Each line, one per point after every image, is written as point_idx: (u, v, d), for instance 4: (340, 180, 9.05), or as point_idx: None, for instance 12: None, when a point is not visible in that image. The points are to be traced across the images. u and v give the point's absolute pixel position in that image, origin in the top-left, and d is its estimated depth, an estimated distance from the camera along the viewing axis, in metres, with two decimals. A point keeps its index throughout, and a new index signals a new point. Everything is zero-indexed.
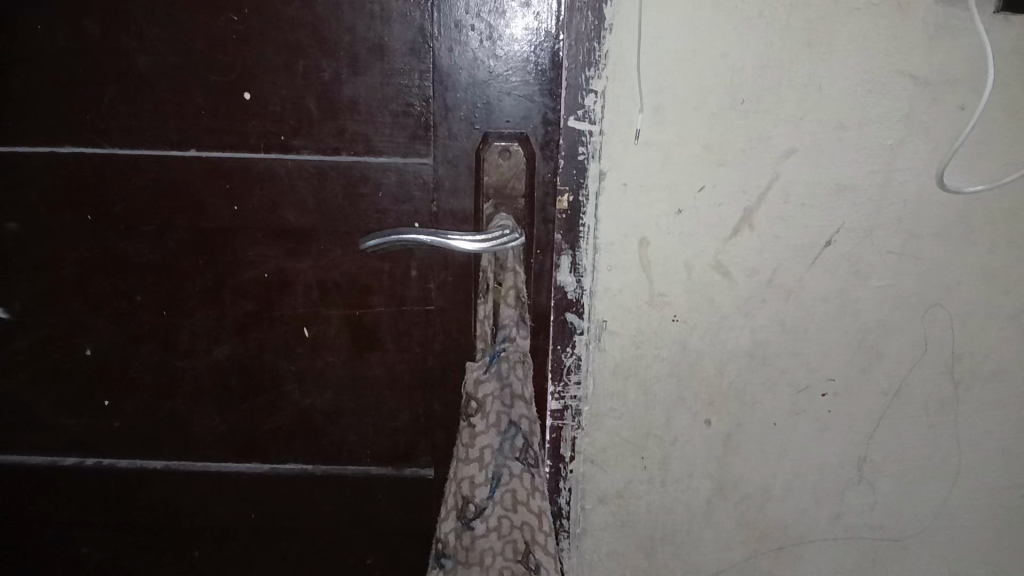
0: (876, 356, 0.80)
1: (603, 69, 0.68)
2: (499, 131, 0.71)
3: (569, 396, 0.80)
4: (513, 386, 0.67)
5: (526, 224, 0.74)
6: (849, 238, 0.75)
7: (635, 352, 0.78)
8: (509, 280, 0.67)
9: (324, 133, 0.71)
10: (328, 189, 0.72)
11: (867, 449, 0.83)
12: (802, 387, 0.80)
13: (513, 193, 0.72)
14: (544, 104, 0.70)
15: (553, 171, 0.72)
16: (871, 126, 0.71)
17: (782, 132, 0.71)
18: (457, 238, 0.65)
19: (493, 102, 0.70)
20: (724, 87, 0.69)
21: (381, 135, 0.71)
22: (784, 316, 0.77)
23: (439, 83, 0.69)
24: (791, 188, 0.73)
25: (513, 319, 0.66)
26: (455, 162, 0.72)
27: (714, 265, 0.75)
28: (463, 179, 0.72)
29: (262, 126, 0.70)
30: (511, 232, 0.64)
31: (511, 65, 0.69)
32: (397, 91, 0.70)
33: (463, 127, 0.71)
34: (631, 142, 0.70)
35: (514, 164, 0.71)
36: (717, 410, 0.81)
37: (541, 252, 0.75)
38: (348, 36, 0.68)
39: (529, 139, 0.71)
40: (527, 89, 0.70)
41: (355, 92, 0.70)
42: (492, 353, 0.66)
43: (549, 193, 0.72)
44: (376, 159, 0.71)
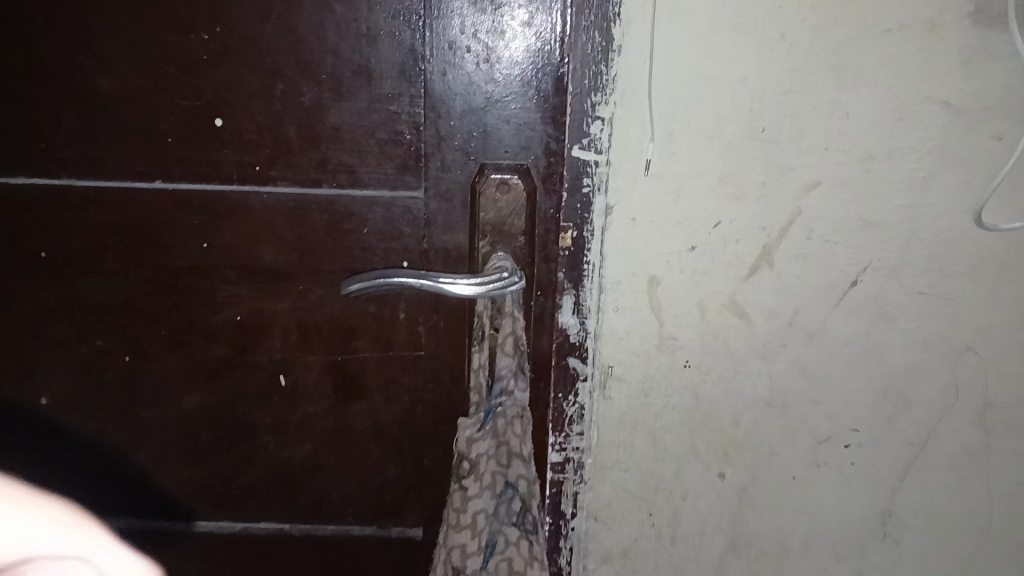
0: (903, 405, 0.73)
1: (610, 94, 0.62)
2: (496, 162, 0.65)
3: (570, 448, 0.73)
4: (510, 445, 0.60)
5: (525, 263, 0.68)
6: (875, 278, 0.69)
7: (643, 400, 0.72)
8: (506, 328, 0.60)
9: (304, 163, 0.64)
10: (309, 224, 0.66)
11: (892, 504, 0.77)
12: (823, 437, 0.74)
13: (511, 230, 0.66)
14: (545, 133, 0.64)
15: (556, 206, 0.66)
16: (901, 157, 0.65)
17: (805, 163, 0.65)
18: (451, 282, 0.59)
19: (489, 131, 0.64)
20: (742, 114, 0.63)
21: (367, 165, 0.65)
22: (805, 361, 0.71)
23: (431, 109, 0.63)
24: (813, 223, 0.67)
25: (510, 371, 0.60)
26: (448, 195, 0.66)
27: (730, 305, 0.69)
28: (457, 215, 0.66)
29: (236, 156, 0.64)
30: (509, 274, 0.58)
31: (510, 90, 0.63)
32: (386, 118, 0.64)
33: (457, 158, 0.65)
34: (641, 174, 0.65)
35: (512, 199, 0.65)
36: (731, 462, 0.74)
37: (542, 294, 0.69)
38: (331, 58, 0.62)
39: (529, 171, 0.65)
40: (527, 115, 0.64)
41: (339, 119, 0.63)
42: (486, 410, 0.60)
43: (550, 230, 0.66)
44: (361, 191, 0.65)
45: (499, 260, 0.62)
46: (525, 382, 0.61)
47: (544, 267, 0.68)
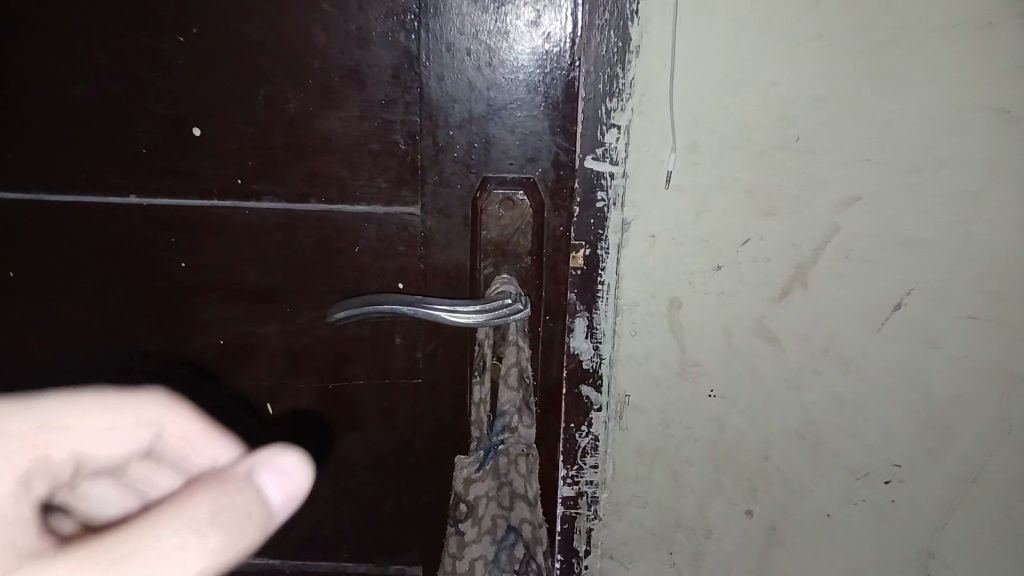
0: (947, 439, 0.66)
1: (627, 100, 0.57)
2: (500, 175, 0.59)
3: (583, 481, 0.68)
4: (514, 486, 0.55)
5: (533, 285, 0.62)
6: (921, 301, 0.62)
7: (663, 431, 0.66)
8: (510, 358, 0.55)
9: (290, 178, 0.59)
10: (297, 241, 0.60)
11: (935, 543, 0.70)
12: (860, 473, 0.68)
13: (517, 250, 0.60)
14: (555, 143, 0.58)
15: (566, 223, 0.60)
16: (952, 168, 0.58)
17: (843, 175, 0.59)
18: (451, 310, 0.54)
19: (492, 140, 0.58)
20: (774, 122, 0.57)
21: (357, 179, 0.59)
22: (841, 391, 0.65)
23: (428, 119, 0.57)
24: (852, 241, 0.61)
25: (514, 405, 0.55)
26: (448, 211, 0.60)
27: (759, 329, 0.63)
28: (459, 232, 0.61)
29: (214, 169, 0.59)
30: (513, 301, 0.53)
31: (516, 96, 0.57)
32: (378, 128, 0.57)
33: (458, 171, 0.59)
34: (661, 187, 0.59)
35: (518, 216, 0.59)
36: (758, 498, 0.68)
37: (551, 319, 0.63)
38: (318, 60, 0.56)
39: (537, 184, 0.59)
40: (535, 124, 0.58)
41: (327, 128, 0.57)
42: (486, 447, 0.55)
43: (560, 249, 0.61)
44: (352, 207, 0.60)
45: (502, 288, 0.56)
46: (530, 416, 0.56)
47: (554, 290, 0.62)
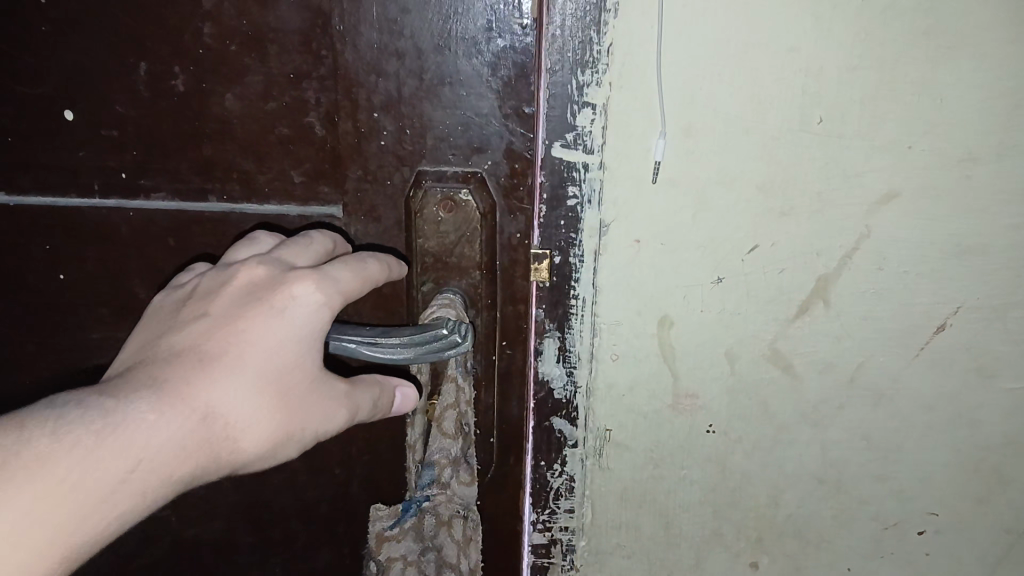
0: (1001, 485, 0.55)
1: (603, 72, 0.45)
2: (438, 170, 0.49)
3: (557, 527, 0.57)
4: (443, 552, 0.55)
5: (487, 304, 0.52)
6: (970, 323, 0.50)
7: (652, 473, 0.55)
8: (449, 399, 0.52)
9: (185, 169, 0.50)
10: (192, 246, 0.51)
11: None
12: (890, 522, 0.56)
13: (462, 261, 0.51)
14: (510, 132, 0.48)
15: (523, 228, 0.50)
16: (1014, 157, 0.46)
17: (878, 167, 0.47)
18: (372, 344, 0.45)
19: (427, 126, 0.48)
20: (791, 97, 0.45)
21: (268, 171, 0.50)
22: (869, 428, 0.53)
23: (346, 98, 0.47)
24: (889, 248, 0.49)
25: (446, 458, 0.52)
26: (375, 213, 0.50)
27: (769, 354, 0.52)
28: (392, 239, 0.51)
29: (96, 159, 0.50)
30: (450, 333, 0.46)
31: (458, 70, 0.46)
32: (289, 107, 0.48)
33: (387, 162, 0.49)
34: (647, 182, 0.47)
35: (461, 219, 0.50)
36: (766, 548, 0.57)
37: (509, 345, 0.53)
38: (209, 24, 0.46)
39: (485, 182, 0.49)
40: (484, 106, 0.47)
41: (225, 110, 0.48)
42: (409, 502, 0.53)
43: (517, 261, 0.51)
44: (260, 206, 0.50)
45: (439, 313, 0.49)
46: (467, 471, 0.53)
47: (511, 310, 0.52)
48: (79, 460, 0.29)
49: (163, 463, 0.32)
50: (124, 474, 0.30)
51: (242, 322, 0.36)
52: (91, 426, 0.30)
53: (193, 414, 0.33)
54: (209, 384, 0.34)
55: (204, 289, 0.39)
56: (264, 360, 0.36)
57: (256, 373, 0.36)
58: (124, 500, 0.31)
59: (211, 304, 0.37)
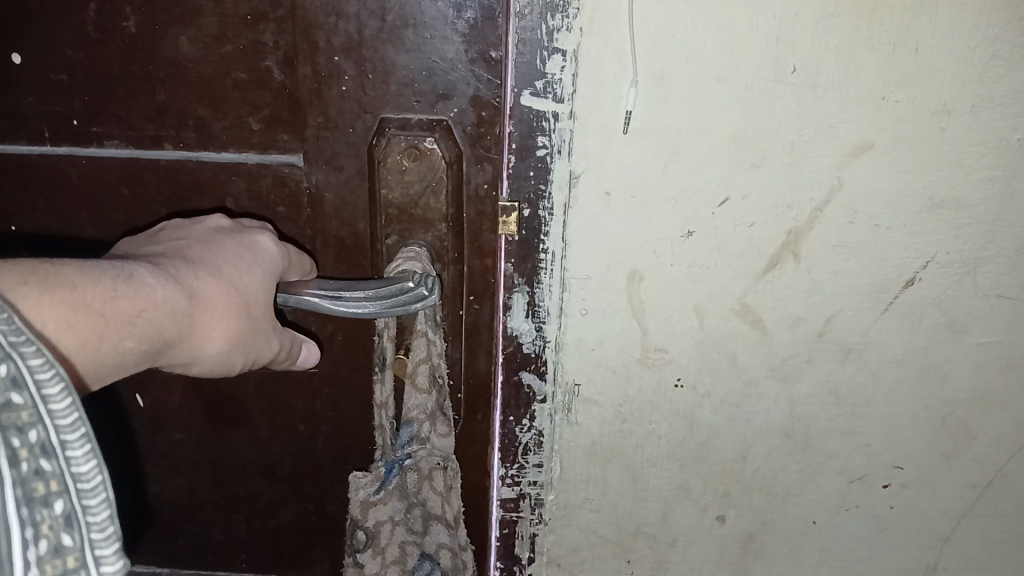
0: (966, 439, 0.55)
1: (574, 16, 0.43)
2: (402, 117, 0.47)
3: (525, 482, 0.57)
4: (427, 506, 0.50)
5: (453, 259, 0.51)
6: (940, 277, 0.50)
7: (620, 428, 0.55)
8: (419, 351, 0.49)
9: (138, 114, 0.49)
10: (146, 195, 0.51)
11: (939, 555, 0.60)
12: (856, 475, 0.56)
13: (428, 213, 0.50)
14: (476, 78, 0.46)
15: (491, 179, 0.48)
16: (991, 110, 0.46)
17: (852, 117, 0.46)
18: (335, 297, 0.46)
19: (390, 71, 0.46)
20: (765, 45, 0.44)
21: (225, 118, 0.48)
22: (837, 382, 0.53)
23: (305, 40, 0.45)
24: (861, 201, 0.48)
25: (424, 412, 0.49)
26: (337, 161, 0.49)
27: (738, 309, 0.51)
28: (356, 187, 0.50)
29: (43, 104, 0.49)
30: (416, 286, 0.46)
31: (422, 12, 0.44)
32: (245, 50, 0.46)
33: (348, 110, 0.47)
34: (618, 133, 0.46)
35: (425, 169, 0.48)
36: (733, 502, 0.57)
37: (477, 301, 0.52)
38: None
39: (451, 130, 0.47)
40: (450, 51, 0.45)
41: (178, 53, 0.47)
42: (390, 463, 0.48)
43: (484, 213, 0.49)
44: (219, 155, 0.50)
45: (405, 266, 0.48)
46: (444, 422, 0.50)
47: (478, 263, 0.51)
48: (102, 286, 0.32)
49: (162, 318, 0.34)
50: (132, 314, 0.33)
51: (222, 241, 0.41)
52: (110, 272, 0.33)
53: (188, 288, 0.36)
54: (199, 272, 0.37)
55: (177, 224, 0.43)
56: (240, 271, 0.40)
57: (233, 277, 0.39)
58: (124, 339, 0.33)
59: (188, 232, 0.41)
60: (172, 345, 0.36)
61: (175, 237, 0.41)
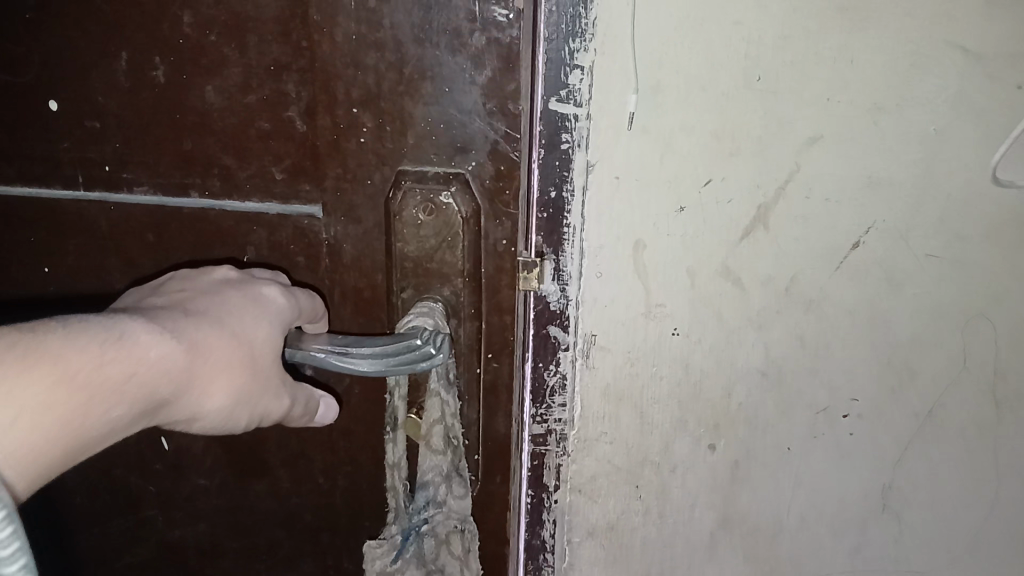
0: (909, 375, 0.68)
1: (590, 40, 0.57)
2: (420, 172, 0.62)
3: (552, 419, 0.69)
4: (446, 568, 0.69)
5: (469, 314, 0.66)
6: (881, 241, 0.64)
7: (629, 370, 0.68)
8: (435, 411, 0.64)
9: (169, 160, 0.67)
10: (172, 239, 0.69)
11: (894, 475, 0.72)
12: (821, 408, 0.69)
13: (445, 268, 0.65)
14: (490, 127, 0.60)
15: (508, 233, 0.63)
16: (916, 107, 0.60)
17: (806, 115, 0.59)
18: (342, 354, 0.60)
19: (409, 122, 0.61)
20: (737, 60, 0.57)
21: (249, 168, 0.66)
22: (803, 329, 0.66)
23: (326, 93, 0.62)
24: (815, 181, 0.61)
25: (439, 475, 0.65)
26: (355, 213, 0.65)
27: (722, 271, 0.64)
28: (371, 236, 0.66)
29: (86, 149, 0.67)
30: (422, 348, 0.60)
31: (440, 64, 0.58)
32: (269, 100, 0.63)
33: (368, 160, 0.63)
34: (624, 129, 0.59)
35: (447, 219, 0.63)
36: (722, 433, 0.70)
37: (495, 357, 0.67)
38: (189, 17, 0.61)
39: (467, 184, 0.62)
40: (469, 103, 0.59)
41: (204, 101, 0.64)
42: (409, 531, 0.66)
43: (499, 267, 0.64)
44: (240, 204, 0.67)
45: (415, 322, 0.63)
46: (459, 482, 0.66)
47: (496, 317, 0.66)
48: (104, 354, 0.41)
49: (155, 377, 0.43)
50: (125, 378, 0.42)
51: (218, 306, 0.51)
52: (115, 338, 0.42)
53: (187, 347, 0.46)
54: (198, 333, 0.47)
55: (181, 285, 0.53)
56: (235, 332, 0.50)
57: (228, 337, 0.49)
58: (118, 397, 0.42)
59: (189, 294, 0.51)
60: (168, 397, 0.45)
61: (181, 293, 0.52)
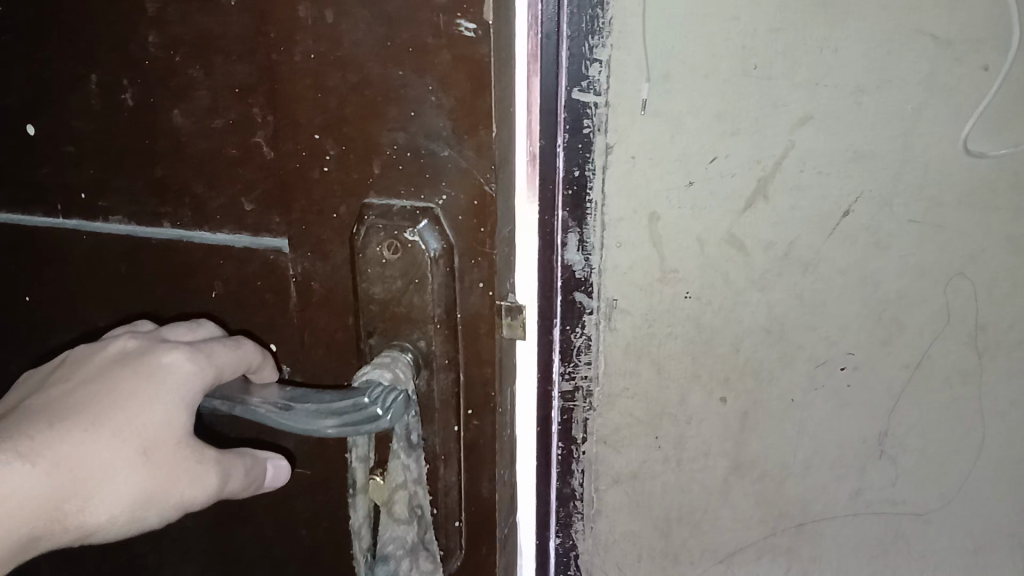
0: (897, 329, 0.77)
1: (607, 37, 0.65)
2: (386, 205, 0.61)
3: (579, 376, 0.79)
4: None
5: (443, 362, 0.64)
6: (868, 208, 0.72)
7: (647, 330, 0.77)
8: (398, 477, 0.64)
9: (157, 186, 0.67)
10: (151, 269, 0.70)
11: (889, 422, 0.80)
12: (820, 361, 0.78)
13: (414, 307, 0.63)
14: (459, 155, 0.58)
15: (486, 276, 0.61)
16: (893, 89, 0.68)
17: (797, 98, 0.68)
18: (288, 410, 0.59)
19: (377, 148, 0.59)
20: (734, 52, 0.66)
21: (219, 198, 0.65)
22: (801, 290, 0.75)
23: (289, 119, 0.61)
24: (807, 156, 0.70)
25: (402, 547, 0.64)
26: (324, 248, 0.64)
27: (728, 238, 0.73)
28: (340, 273, 0.65)
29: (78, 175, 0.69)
30: (369, 404, 0.58)
31: (406, 86, 0.57)
32: (236, 124, 0.62)
33: (333, 192, 0.62)
34: (637, 113, 0.68)
35: (417, 262, 0.61)
36: (732, 385, 0.79)
37: (475, 413, 0.66)
38: (155, 38, 0.62)
39: (437, 216, 0.60)
40: (436, 129, 0.57)
41: (172, 124, 0.64)
42: None
43: (469, 311, 0.63)
44: (213, 235, 0.67)
45: (372, 375, 0.61)
46: (425, 555, 0.65)
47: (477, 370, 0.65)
48: None
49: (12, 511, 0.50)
50: None
51: (113, 393, 0.56)
52: None
53: (47, 468, 0.52)
54: (68, 444, 0.53)
55: (95, 361, 0.59)
56: (119, 426, 0.54)
57: (106, 437, 0.54)
58: None
59: (92, 380, 0.57)
60: (46, 517, 0.52)
61: (85, 377, 0.57)
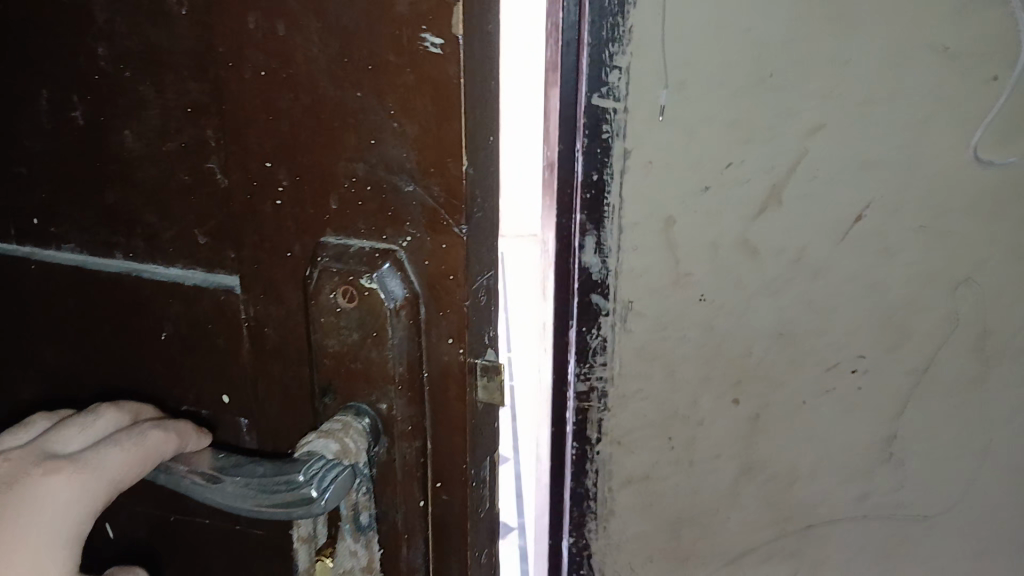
0: (905, 334, 0.78)
1: (627, 44, 0.67)
2: (342, 246, 0.51)
3: (594, 377, 0.81)
4: None
5: (404, 430, 0.54)
6: (877, 215, 0.73)
7: (660, 332, 0.78)
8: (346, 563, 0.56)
9: (97, 215, 0.61)
10: None
11: (896, 427, 0.82)
12: (829, 365, 0.79)
13: (375, 362, 0.52)
14: (425, 192, 0.48)
15: (454, 330, 0.51)
16: (903, 100, 0.69)
17: (810, 106, 0.69)
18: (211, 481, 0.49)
19: (331, 179, 0.50)
20: (750, 61, 0.67)
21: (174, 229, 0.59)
22: (812, 295, 0.76)
23: (239, 144, 0.52)
24: (819, 163, 0.72)
25: None
26: (279, 294, 0.56)
27: (742, 242, 0.74)
28: (296, 318, 0.56)
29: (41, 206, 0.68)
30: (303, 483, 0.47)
31: (363, 103, 0.47)
32: (191, 147, 0.55)
33: (286, 232, 0.53)
34: (655, 117, 0.70)
35: (377, 319, 0.51)
36: (744, 388, 0.80)
37: (445, 486, 0.56)
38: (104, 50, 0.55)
39: (398, 259, 0.50)
40: (398, 156, 0.48)
41: (123, 143, 0.58)
42: None
43: (437, 373, 0.53)
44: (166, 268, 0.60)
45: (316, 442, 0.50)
46: None
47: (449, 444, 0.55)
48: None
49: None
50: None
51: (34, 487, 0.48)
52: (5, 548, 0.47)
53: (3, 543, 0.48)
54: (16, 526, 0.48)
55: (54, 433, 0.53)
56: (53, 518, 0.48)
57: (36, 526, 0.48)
58: None
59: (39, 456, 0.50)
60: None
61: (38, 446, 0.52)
